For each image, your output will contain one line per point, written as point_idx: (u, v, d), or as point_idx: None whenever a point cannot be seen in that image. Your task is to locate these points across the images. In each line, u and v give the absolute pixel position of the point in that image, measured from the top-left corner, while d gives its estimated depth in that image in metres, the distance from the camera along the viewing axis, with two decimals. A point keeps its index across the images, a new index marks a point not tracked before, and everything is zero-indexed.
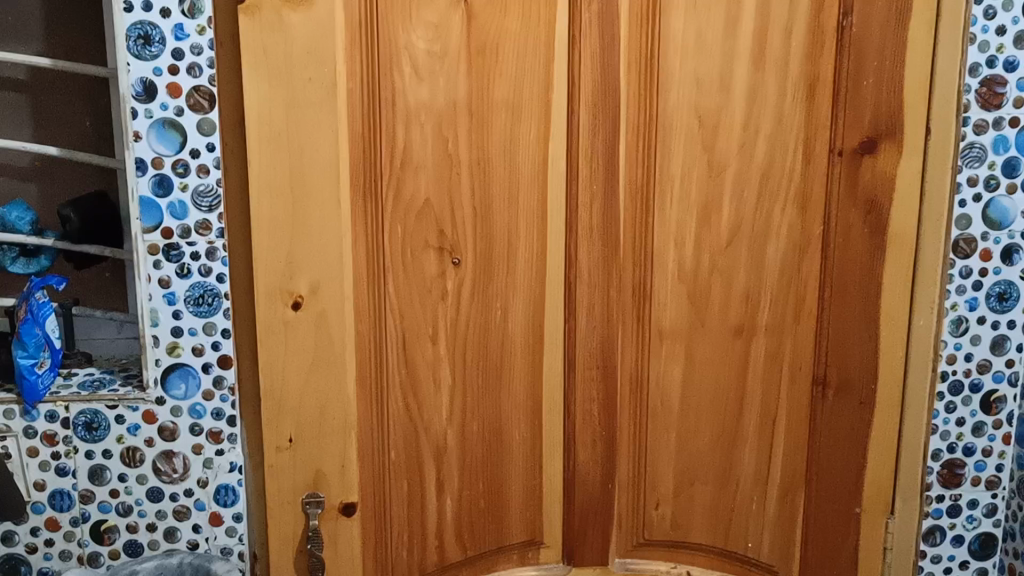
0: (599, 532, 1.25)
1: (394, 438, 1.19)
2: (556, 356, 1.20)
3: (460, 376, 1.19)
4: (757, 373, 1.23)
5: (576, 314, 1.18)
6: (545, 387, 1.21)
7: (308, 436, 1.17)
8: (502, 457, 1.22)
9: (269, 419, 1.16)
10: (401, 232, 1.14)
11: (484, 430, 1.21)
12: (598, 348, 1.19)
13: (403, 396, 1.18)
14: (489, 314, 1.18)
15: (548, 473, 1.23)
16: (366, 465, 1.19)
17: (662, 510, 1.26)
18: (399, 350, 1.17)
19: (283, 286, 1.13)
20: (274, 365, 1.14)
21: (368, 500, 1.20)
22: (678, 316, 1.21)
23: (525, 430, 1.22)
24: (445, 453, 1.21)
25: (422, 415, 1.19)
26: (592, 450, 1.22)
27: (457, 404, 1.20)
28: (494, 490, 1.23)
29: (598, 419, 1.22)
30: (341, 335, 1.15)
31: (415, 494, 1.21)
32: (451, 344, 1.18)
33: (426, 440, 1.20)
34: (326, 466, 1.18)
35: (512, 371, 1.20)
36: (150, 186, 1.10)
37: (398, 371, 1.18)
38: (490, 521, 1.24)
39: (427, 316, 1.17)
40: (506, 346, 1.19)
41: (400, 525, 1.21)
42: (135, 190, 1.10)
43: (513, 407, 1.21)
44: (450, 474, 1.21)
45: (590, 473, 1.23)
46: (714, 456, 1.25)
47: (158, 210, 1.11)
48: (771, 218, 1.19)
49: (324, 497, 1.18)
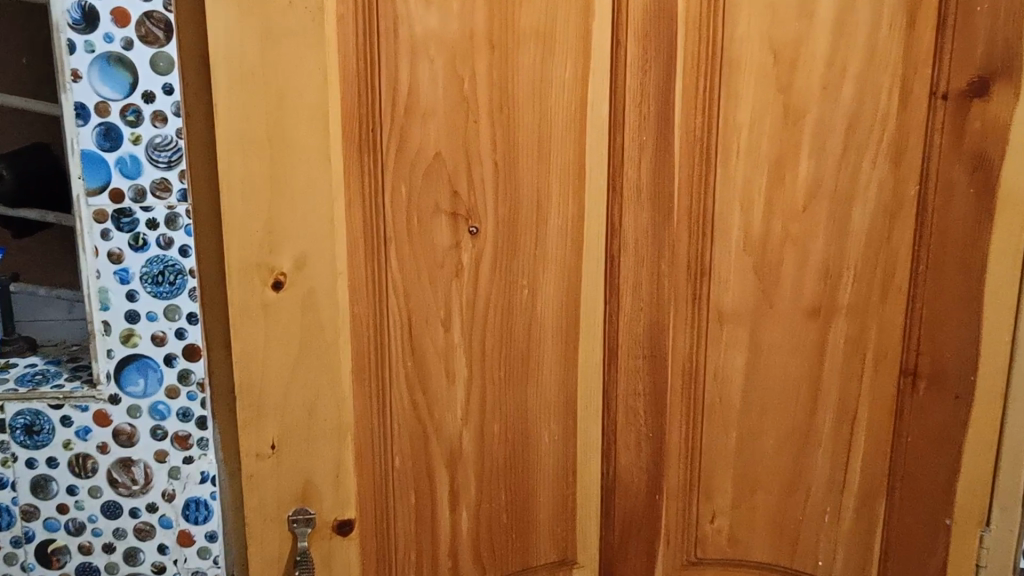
0: (644, 551, 1.04)
1: (399, 441, 0.98)
2: (594, 343, 0.99)
3: (478, 368, 0.98)
4: (836, 361, 1.02)
5: (620, 293, 0.97)
6: (580, 380, 1.00)
7: (295, 441, 0.96)
8: (529, 463, 1.01)
9: (245, 423, 0.94)
10: (406, 193, 0.92)
11: (507, 431, 1.00)
12: (646, 333, 0.98)
13: (409, 393, 0.97)
14: (514, 293, 0.96)
15: (585, 482, 1.02)
16: (366, 474, 0.98)
17: (718, 524, 1.06)
18: (406, 337, 0.96)
19: (262, 261, 0.90)
20: (251, 359, 0.92)
21: (368, 516, 0.99)
22: (741, 294, 1.00)
23: (557, 431, 1.01)
24: (460, 459, 0.99)
25: (434, 415, 0.98)
26: (637, 454, 1.01)
27: (475, 401, 0.98)
28: (518, 502, 1.02)
29: (644, 418, 1.00)
30: (334, 320, 0.93)
31: (424, 508, 1.00)
32: (468, 330, 0.96)
33: (438, 444, 0.99)
34: (316, 477, 0.97)
35: (541, 360, 0.99)
36: (95, 138, 0.89)
37: (403, 363, 0.96)
38: (514, 538, 1.03)
39: (439, 296, 0.95)
40: (535, 330, 0.98)
41: (405, 544, 1.01)
42: (76, 143, 0.89)
43: (542, 404, 1.00)
44: (467, 484, 1.00)
45: (634, 482, 1.02)
46: (780, 460, 1.04)
47: (105, 168, 0.90)
48: (858, 174, 0.97)
49: (315, 515, 0.98)
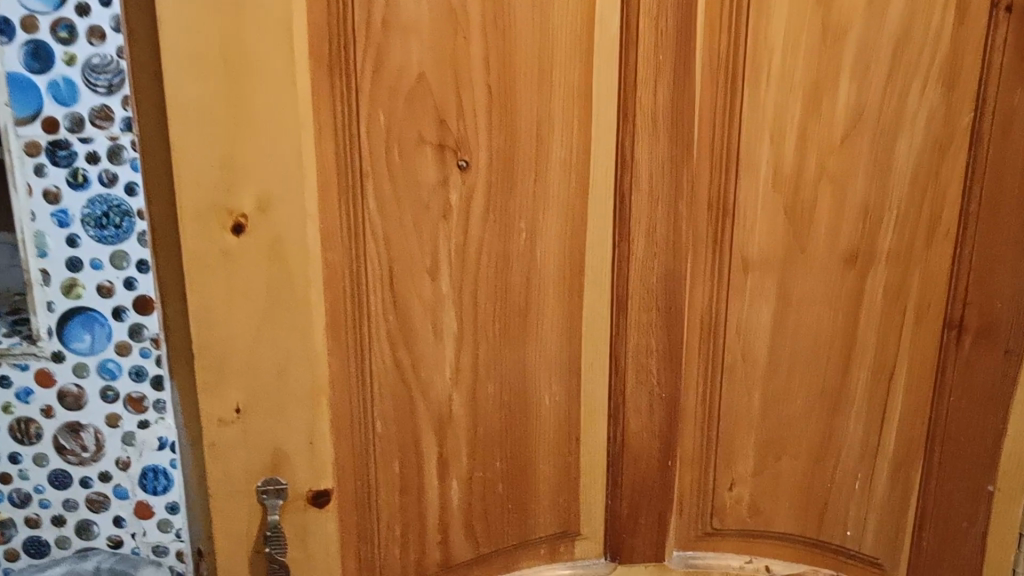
0: (655, 521, 0.94)
1: (382, 404, 0.87)
2: (602, 294, 0.87)
3: (470, 323, 0.86)
4: (873, 314, 0.90)
5: (631, 237, 0.85)
6: (585, 336, 0.88)
7: (263, 405, 0.85)
8: (527, 429, 0.90)
9: (205, 385, 0.83)
10: (385, 121, 0.80)
11: (503, 393, 0.88)
12: (661, 282, 0.87)
13: (391, 351, 0.86)
14: (511, 237, 0.84)
15: (589, 448, 0.91)
16: (344, 440, 0.88)
17: (737, 493, 0.95)
18: (388, 289, 0.84)
19: (220, 202, 0.78)
20: (210, 314, 0.81)
21: (347, 485, 0.89)
22: (768, 237, 0.87)
23: (558, 391, 0.89)
24: (450, 424, 0.88)
25: (421, 376, 0.87)
26: (648, 416, 0.90)
27: (467, 359, 0.87)
28: (515, 471, 0.91)
29: (657, 377, 0.90)
30: (304, 269, 0.82)
31: (411, 477, 0.90)
32: (458, 280, 0.85)
33: (424, 407, 0.88)
34: (288, 445, 0.86)
35: (541, 313, 0.87)
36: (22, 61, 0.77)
37: (384, 318, 0.85)
38: (510, 511, 0.92)
39: (425, 242, 0.83)
40: (534, 279, 0.86)
41: (389, 516, 0.91)
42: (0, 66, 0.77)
43: (542, 362, 0.88)
44: (459, 451, 0.89)
45: (645, 448, 0.91)
46: (807, 423, 0.93)
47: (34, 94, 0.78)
48: (905, 101, 0.84)
49: (287, 487, 0.87)
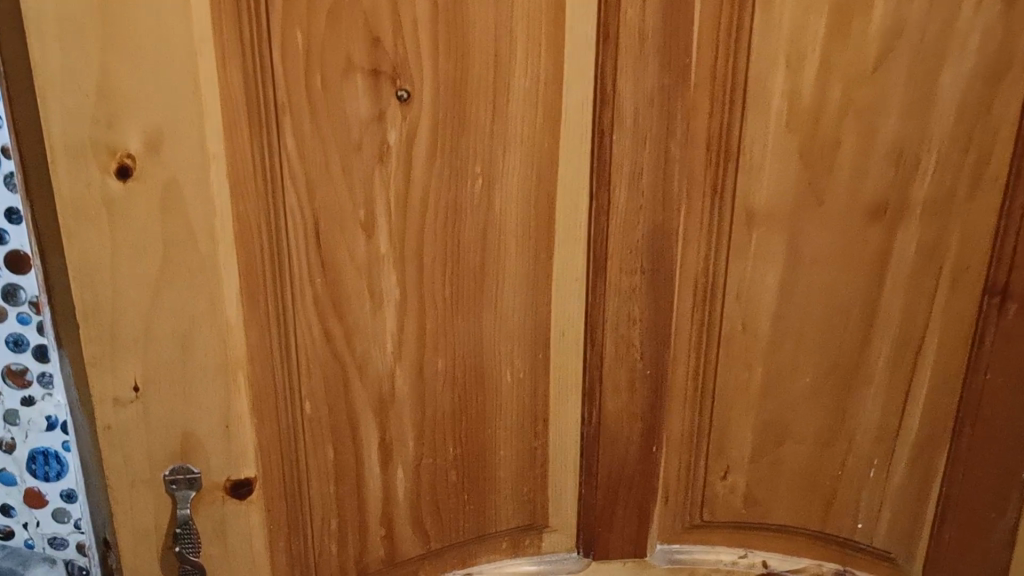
0: (635, 514, 0.81)
1: (310, 382, 0.73)
2: (575, 253, 0.72)
3: (414, 288, 0.71)
4: (901, 278, 0.75)
5: (612, 185, 0.70)
6: (553, 302, 0.73)
7: (166, 382, 0.71)
8: (485, 410, 0.76)
9: (94, 359, 0.69)
10: (303, 41, 0.63)
11: (456, 369, 0.74)
12: (648, 239, 0.71)
13: (320, 320, 0.71)
14: (462, 184, 0.68)
15: (558, 430, 0.77)
16: (268, 424, 0.74)
17: (732, 481, 0.81)
18: (314, 246, 0.69)
19: (98, 140, 0.63)
20: (95, 276, 0.67)
21: (273, 474, 0.75)
22: (779, 186, 0.72)
23: (522, 367, 0.75)
24: (393, 405, 0.74)
25: (356, 349, 0.72)
26: (627, 395, 0.76)
27: (411, 330, 0.72)
28: (470, 457, 0.77)
29: (641, 350, 0.75)
30: (208, 222, 0.67)
31: (347, 464, 0.76)
32: (399, 236, 0.69)
33: (362, 386, 0.73)
34: (199, 427, 0.73)
35: (502, 276, 0.71)
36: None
37: (310, 281, 0.70)
38: (465, 502, 0.79)
39: (357, 190, 0.68)
40: (491, 235, 0.70)
41: (323, 507, 0.77)
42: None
43: (502, 333, 0.73)
44: (404, 435, 0.76)
45: (624, 431, 0.77)
46: (817, 404, 0.79)
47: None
48: (956, 20, 0.68)
49: (200, 476, 0.74)
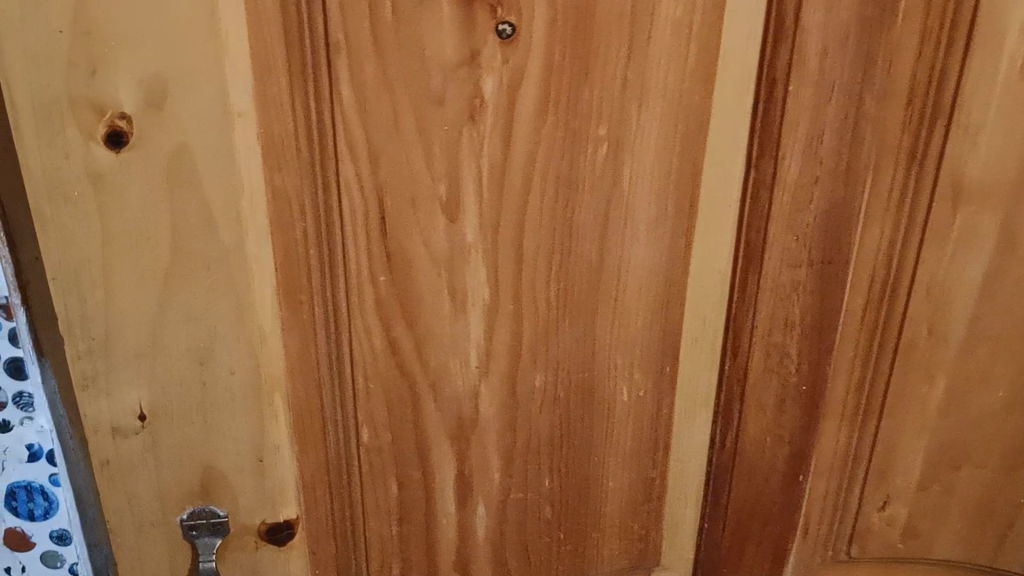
0: (769, 549, 0.65)
1: (368, 404, 0.56)
2: (721, 239, 0.54)
3: (509, 285, 0.53)
4: None
5: (781, 155, 0.52)
6: (687, 301, 0.56)
7: (180, 408, 0.53)
8: (593, 436, 0.59)
9: (84, 381, 0.51)
10: None
11: (558, 386, 0.57)
12: (819, 224, 0.54)
13: (383, 328, 0.54)
14: (580, 149, 0.50)
15: (680, 455, 0.61)
16: (312, 450, 0.56)
17: (891, 512, 0.65)
18: (376, 232, 0.51)
19: (76, 92, 0.44)
20: (82, 276, 0.48)
21: (318, 511, 0.58)
22: (999, 151, 0.53)
23: (643, 383, 0.58)
24: (475, 430, 0.57)
25: (429, 362, 0.55)
26: (774, 415, 0.59)
27: (502, 338, 0.55)
28: (573, 491, 0.60)
29: (797, 362, 0.58)
30: (233, 203, 0.48)
31: (413, 500, 0.59)
32: (491, 219, 0.51)
33: (435, 408, 0.56)
34: (225, 461, 0.55)
35: (624, 268, 0.54)
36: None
37: (371, 279, 0.52)
38: (560, 543, 0.62)
39: (437, 158, 0.49)
40: (614, 217, 0.52)
41: (382, 548, 0.61)
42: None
43: (619, 341, 0.56)
44: (487, 466, 0.59)
45: (765, 459, 0.61)
46: (1008, 422, 0.62)
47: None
48: None
49: (227, 520, 0.57)
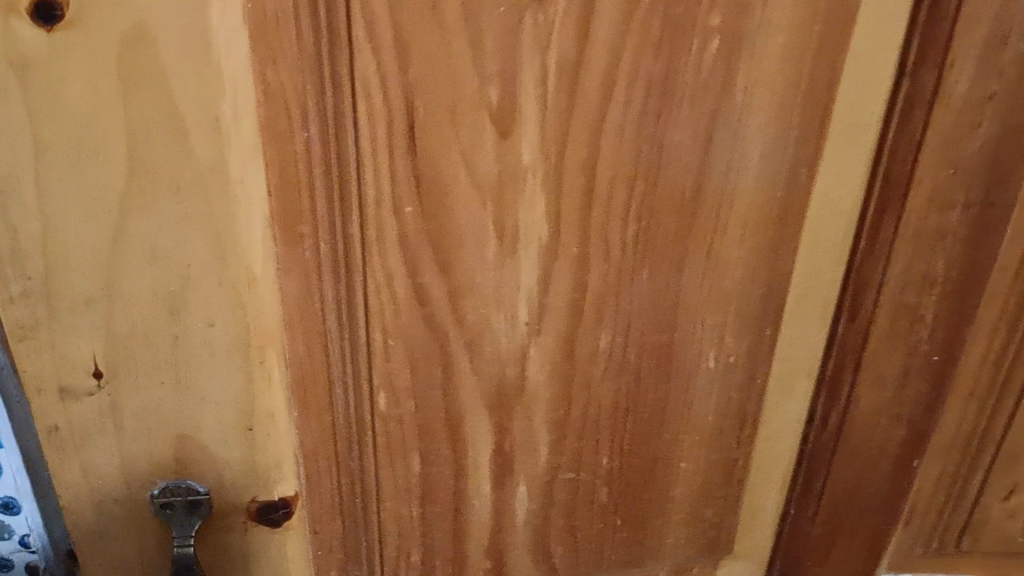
0: (865, 541, 0.54)
1: (386, 364, 0.44)
2: (851, 171, 0.42)
3: (575, 224, 0.41)
4: None
5: (951, 60, 0.38)
6: (800, 249, 0.43)
7: (146, 366, 0.41)
8: (667, 409, 0.47)
9: (20, 332, 0.39)
10: None
11: (629, 349, 0.45)
12: (984, 155, 0.41)
13: (409, 272, 0.41)
14: (683, 46, 0.37)
15: (769, 432, 0.49)
16: (315, 416, 0.45)
17: (1016, 501, 0.54)
18: (402, 150, 0.38)
19: None
20: (9, 195, 0.36)
21: (322, 484, 0.47)
22: None
23: (734, 348, 0.46)
24: (519, 400, 0.46)
25: (466, 318, 0.43)
26: (894, 392, 0.48)
27: (561, 290, 0.42)
28: (636, 473, 0.49)
29: (933, 324, 0.46)
30: (211, 106, 0.36)
31: (443, 476, 0.48)
32: (557, 137, 0.38)
33: (471, 372, 0.44)
34: (206, 431, 0.44)
35: (726, 204, 0.41)
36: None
37: (396, 212, 0.40)
38: (615, 529, 0.51)
39: (488, 52, 0.36)
40: (718, 138, 0.39)
41: (402, 530, 0.50)
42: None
43: (711, 296, 0.43)
44: (532, 442, 0.47)
45: (876, 439, 0.49)
46: None
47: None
48: None
49: (208, 498, 0.46)
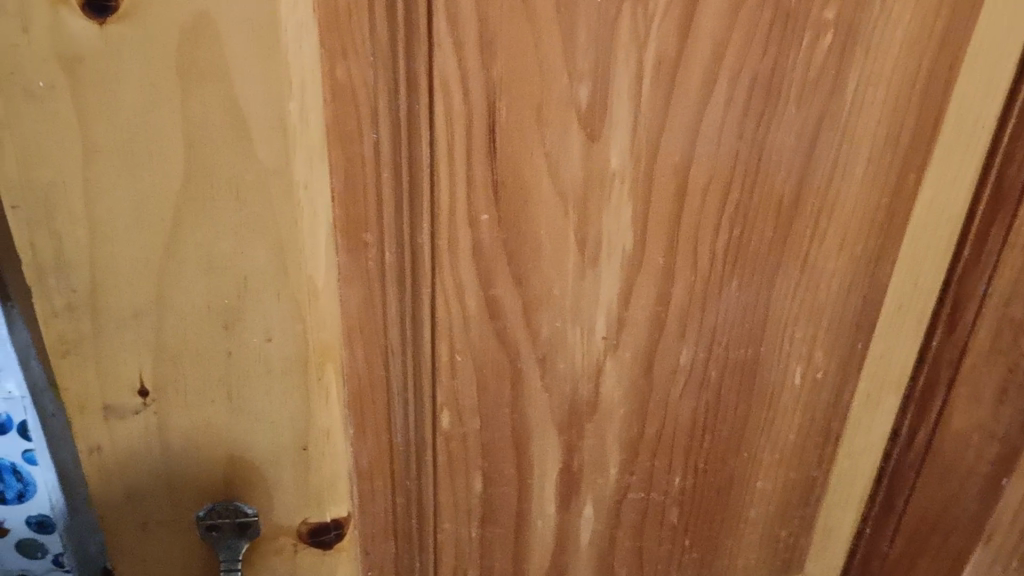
0: None
1: (452, 381, 0.41)
2: (959, 176, 0.39)
3: (662, 233, 0.37)
4: None
5: None
6: (900, 259, 0.40)
7: (197, 381, 0.38)
8: (746, 428, 0.44)
9: (64, 347, 0.36)
10: None
11: (711, 364, 0.42)
12: None
13: (481, 284, 0.38)
14: (792, 40, 0.34)
15: (852, 449, 0.47)
16: (372, 433, 0.42)
17: None
18: (481, 153, 0.35)
19: None
20: (55, 199, 0.33)
21: (375, 503, 0.45)
22: None
23: (823, 364, 0.43)
24: (591, 417, 0.43)
25: (539, 331, 0.40)
26: (990, 408, 0.43)
27: (643, 303, 0.39)
28: (711, 494, 0.46)
29: None
30: (276, 106, 0.32)
31: (505, 498, 0.45)
32: (649, 139, 0.35)
33: (542, 389, 0.42)
34: (257, 451, 0.41)
35: (826, 212, 0.38)
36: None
37: (471, 220, 0.36)
38: (684, 551, 0.48)
39: (580, 47, 0.33)
40: (823, 141, 0.36)
41: (459, 552, 0.47)
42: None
43: (804, 308, 0.40)
44: (603, 460, 0.44)
45: (966, 459, 0.45)
46: None
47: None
48: None
49: (257, 520, 0.43)
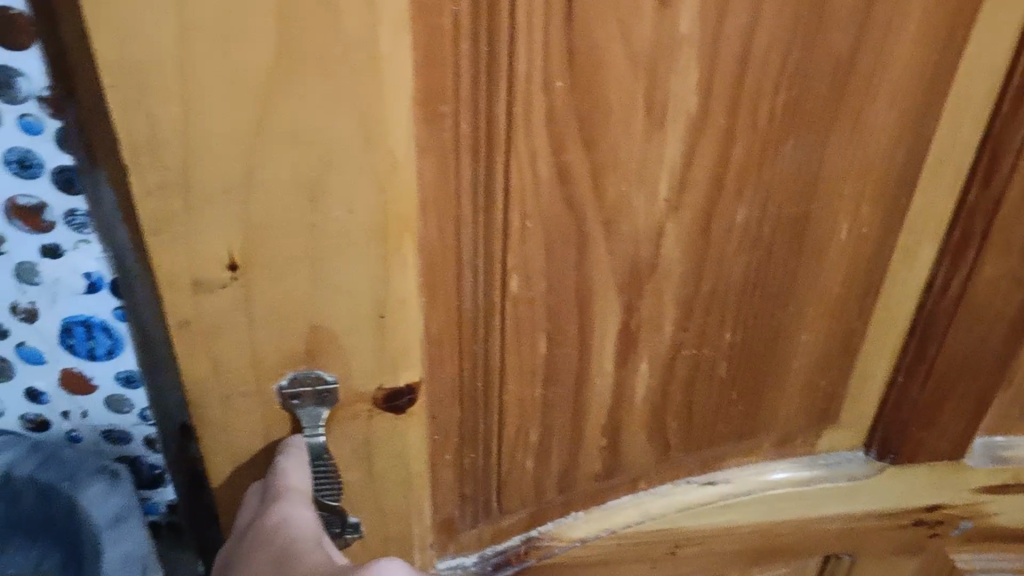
0: (970, 407, 0.56)
1: (523, 248, 0.43)
2: (1001, 35, 0.41)
3: (724, 95, 0.40)
4: None
5: None
6: (943, 116, 0.43)
7: (283, 255, 0.38)
8: (794, 281, 0.48)
9: (156, 226, 0.36)
10: None
11: (765, 221, 0.45)
12: None
13: (554, 151, 0.40)
14: None
15: (889, 300, 0.50)
16: (443, 300, 0.43)
17: None
18: (559, 23, 0.36)
19: None
20: (147, 79, 0.32)
21: (444, 369, 0.46)
22: None
23: (867, 218, 0.46)
24: (651, 277, 0.45)
25: (606, 196, 0.42)
26: (1018, 254, 0.48)
27: (704, 164, 0.42)
28: (758, 346, 0.50)
29: None
30: None
31: (566, 361, 0.48)
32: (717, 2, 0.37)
33: (606, 252, 0.44)
34: (339, 322, 0.41)
35: (878, 70, 0.41)
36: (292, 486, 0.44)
37: (546, 90, 0.38)
38: (730, 402, 0.53)
39: None
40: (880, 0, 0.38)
41: (522, 418, 0.50)
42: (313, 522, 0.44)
43: (851, 163, 0.44)
44: (660, 319, 0.47)
45: (995, 304, 0.50)
46: None
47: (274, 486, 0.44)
48: None
49: (338, 386, 0.43)
